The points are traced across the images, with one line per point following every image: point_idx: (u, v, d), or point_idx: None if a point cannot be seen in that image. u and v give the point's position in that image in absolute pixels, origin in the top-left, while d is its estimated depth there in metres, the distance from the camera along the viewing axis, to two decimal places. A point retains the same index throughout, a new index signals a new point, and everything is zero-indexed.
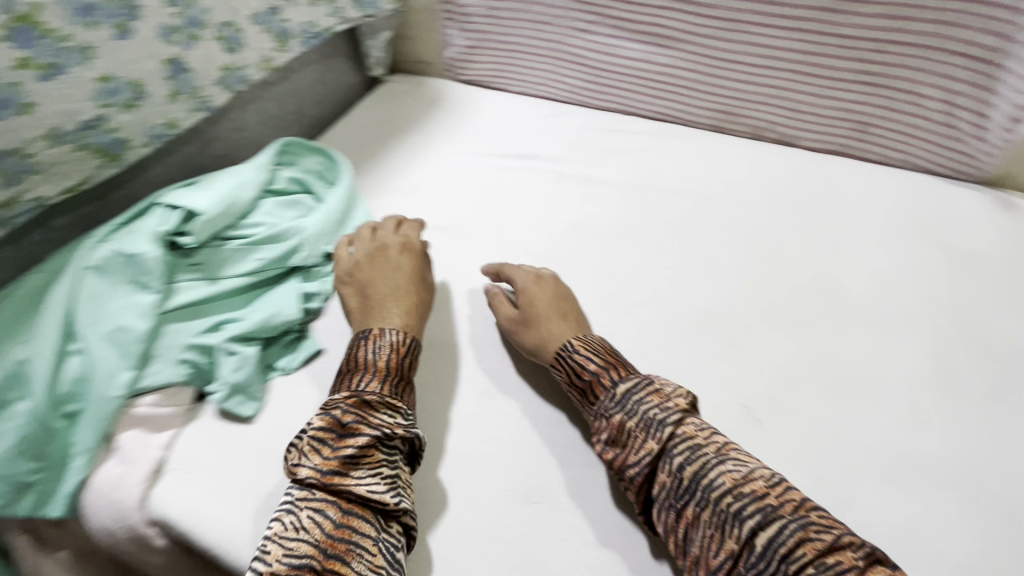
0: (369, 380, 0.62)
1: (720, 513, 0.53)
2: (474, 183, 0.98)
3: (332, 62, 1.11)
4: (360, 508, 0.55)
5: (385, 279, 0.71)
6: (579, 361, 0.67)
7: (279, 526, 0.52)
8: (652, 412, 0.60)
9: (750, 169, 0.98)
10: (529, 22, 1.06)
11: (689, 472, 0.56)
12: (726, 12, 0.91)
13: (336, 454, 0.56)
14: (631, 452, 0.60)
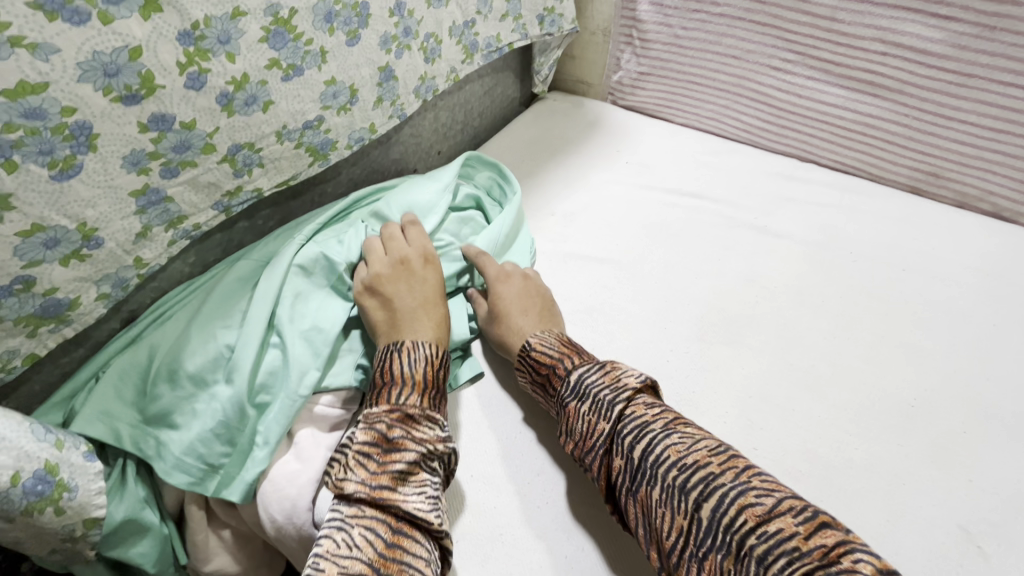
0: (407, 393, 0.60)
1: (667, 489, 0.51)
2: (639, 217, 0.93)
3: (501, 76, 1.12)
4: (409, 528, 0.52)
5: (416, 292, 0.69)
6: (538, 357, 0.66)
7: (330, 543, 0.49)
8: (603, 394, 0.59)
9: (957, 242, 0.86)
10: (716, 54, 1.00)
11: (638, 451, 0.54)
12: (962, 65, 0.81)
13: (383, 469, 0.54)
14: (585, 437, 0.59)
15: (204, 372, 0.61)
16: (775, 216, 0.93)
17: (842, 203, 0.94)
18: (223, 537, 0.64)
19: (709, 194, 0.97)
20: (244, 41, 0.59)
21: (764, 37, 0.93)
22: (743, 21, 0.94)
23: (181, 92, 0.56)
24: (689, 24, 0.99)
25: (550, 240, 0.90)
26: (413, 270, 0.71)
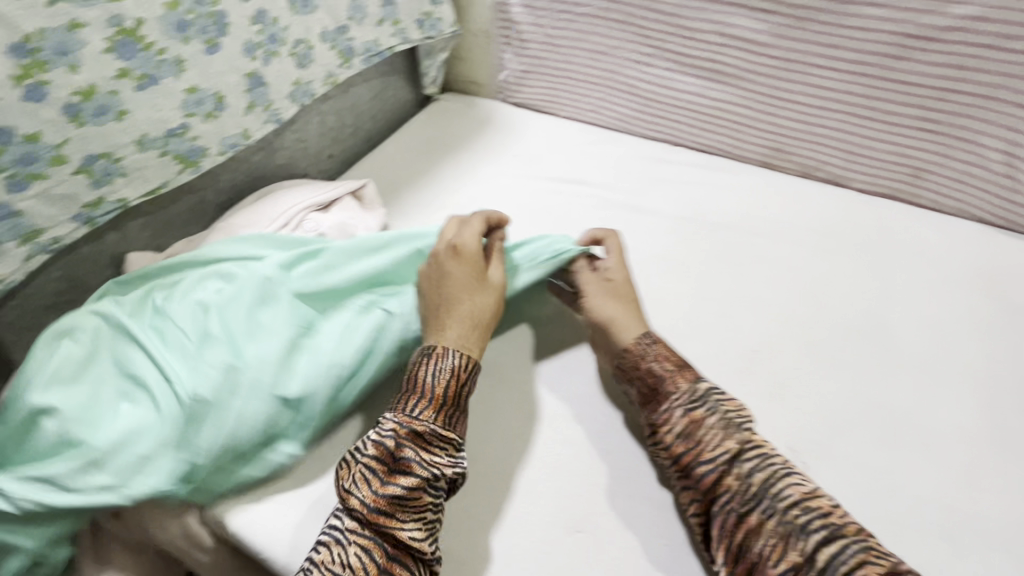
0: (425, 408, 0.61)
1: (785, 524, 0.54)
2: (525, 206, 1.00)
3: (389, 79, 1.15)
4: (404, 554, 0.55)
5: (456, 287, 0.70)
6: (659, 354, 0.68)
7: (327, 556, 0.54)
8: (732, 415, 0.62)
9: (799, 207, 0.98)
10: (585, 51, 1.08)
11: (758, 479, 0.57)
12: (783, 52, 0.91)
13: (384, 490, 0.56)
14: (706, 449, 0.60)
15: (151, 389, 0.61)
16: (647, 196, 1.02)
17: (705, 181, 1.04)
18: (115, 549, 0.66)
19: (589, 180, 1.05)
20: (86, 52, 0.60)
21: (623, 33, 1.02)
22: (603, 19, 1.02)
23: (18, 105, 0.57)
24: (558, 24, 1.07)
25: None
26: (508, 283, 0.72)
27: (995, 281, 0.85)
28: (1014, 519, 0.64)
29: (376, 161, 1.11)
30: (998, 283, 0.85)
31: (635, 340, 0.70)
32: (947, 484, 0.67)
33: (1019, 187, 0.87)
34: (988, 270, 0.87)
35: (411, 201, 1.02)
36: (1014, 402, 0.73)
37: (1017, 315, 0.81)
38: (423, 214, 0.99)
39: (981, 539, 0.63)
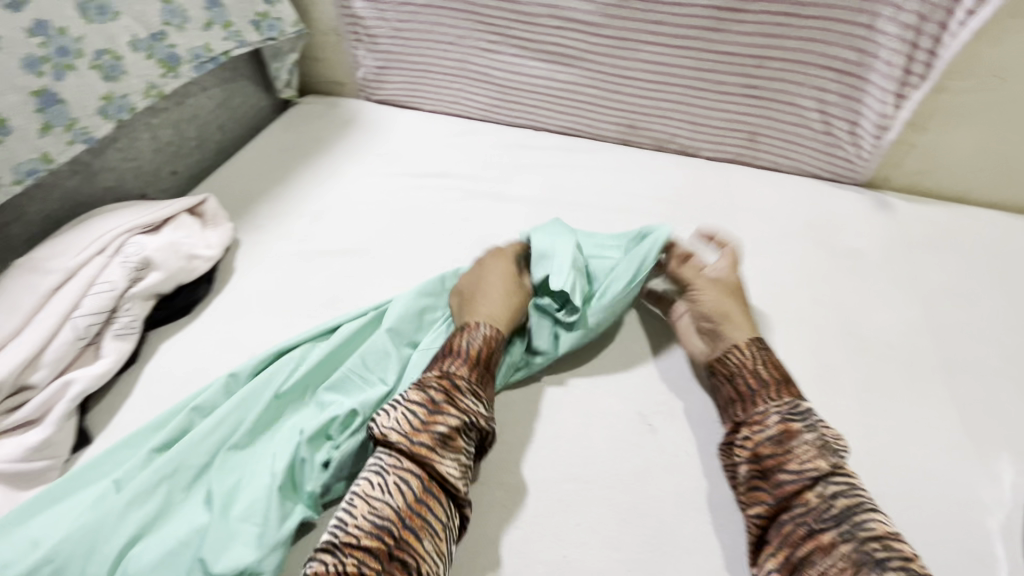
0: (458, 364, 0.65)
1: (862, 554, 0.51)
2: (386, 204, 0.97)
3: (236, 85, 1.09)
4: (438, 489, 0.57)
5: (496, 273, 0.75)
6: (768, 362, 0.66)
7: (367, 486, 0.56)
8: (831, 439, 0.59)
9: (653, 180, 1.02)
10: (435, 42, 1.07)
11: (843, 502, 0.54)
12: (617, 31, 0.94)
13: (424, 428, 0.59)
14: (796, 459, 0.57)
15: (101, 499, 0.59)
16: (510, 182, 1.02)
17: (566, 162, 1.06)
18: None
19: (453, 172, 1.04)
20: None
21: (467, 22, 1.01)
22: (445, 10, 1.01)
23: None
24: (403, 16, 1.05)
25: (296, 241, 0.91)
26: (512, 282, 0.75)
27: (824, 229, 0.92)
28: (839, 447, 0.65)
29: (227, 173, 1.04)
30: (826, 231, 0.92)
31: (748, 340, 0.69)
32: None
33: (837, 142, 0.95)
34: (817, 222, 0.93)
35: (265, 210, 0.96)
36: (843, 340, 0.76)
37: (842, 259, 0.87)
38: (273, 222, 0.94)
39: None
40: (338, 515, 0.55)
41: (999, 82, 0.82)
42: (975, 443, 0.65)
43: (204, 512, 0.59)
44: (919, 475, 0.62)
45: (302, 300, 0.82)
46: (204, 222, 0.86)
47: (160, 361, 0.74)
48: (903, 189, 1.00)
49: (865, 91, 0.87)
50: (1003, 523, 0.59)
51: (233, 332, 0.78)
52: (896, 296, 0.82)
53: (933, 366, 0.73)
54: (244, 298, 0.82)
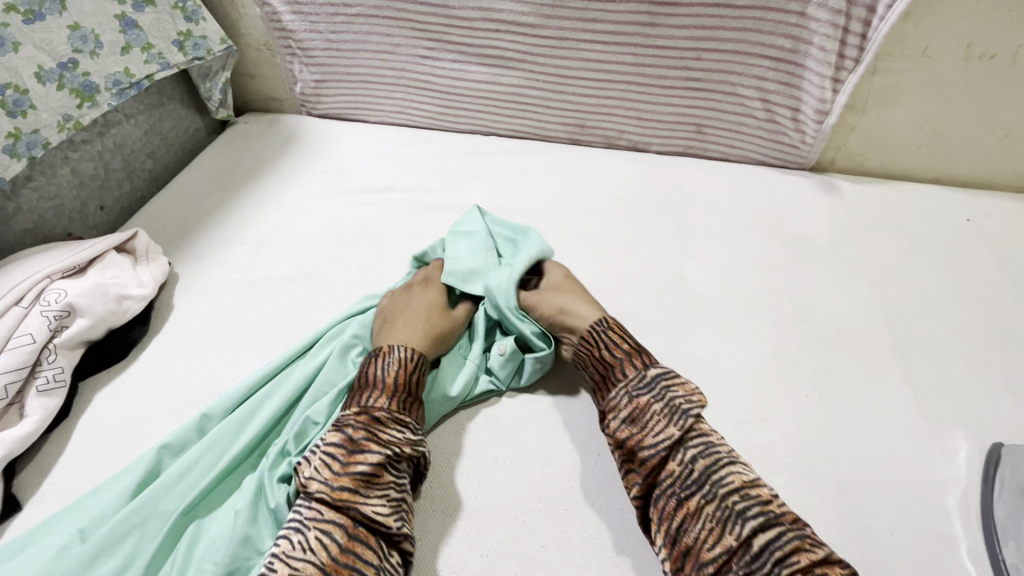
0: (377, 397, 0.60)
1: (723, 511, 0.51)
2: (331, 224, 0.94)
3: (165, 109, 1.03)
4: (366, 534, 0.52)
5: (422, 298, 0.73)
6: (613, 338, 0.65)
7: (286, 545, 0.51)
8: (679, 402, 0.58)
9: (604, 178, 1.01)
10: (371, 52, 1.03)
11: (701, 464, 0.54)
12: (554, 31, 0.92)
13: (345, 471, 0.54)
14: (649, 434, 0.57)
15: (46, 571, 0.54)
16: (458, 191, 1.00)
17: (516, 165, 1.04)
18: None
19: (400, 184, 1.01)
20: None
21: (402, 30, 0.98)
22: (378, 18, 0.98)
23: None
24: (335, 27, 1.01)
25: (238, 270, 0.87)
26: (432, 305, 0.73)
27: (775, 217, 0.92)
28: (798, 437, 0.65)
29: (162, 202, 0.98)
30: (777, 218, 0.92)
31: (589, 326, 0.68)
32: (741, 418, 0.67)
33: (781, 129, 0.95)
34: (767, 210, 0.94)
35: (204, 239, 0.92)
36: (796, 327, 0.76)
37: (792, 246, 0.87)
38: (212, 252, 0.90)
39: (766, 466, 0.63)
40: None
41: (929, 61, 0.83)
42: (926, 421, 0.66)
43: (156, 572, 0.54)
44: (877, 460, 0.63)
45: (246, 333, 0.78)
46: (136, 258, 0.82)
47: (94, 412, 0.70)
48: (848, 170, 1.01)
49: (803, 77, 0.87)
50: (960, 501, 0.60)
51: (171, 374, 0.73)
52: (845, 279, 0.83)
53: (885, 347, 0.74)
54: (183, 335, 0.78)
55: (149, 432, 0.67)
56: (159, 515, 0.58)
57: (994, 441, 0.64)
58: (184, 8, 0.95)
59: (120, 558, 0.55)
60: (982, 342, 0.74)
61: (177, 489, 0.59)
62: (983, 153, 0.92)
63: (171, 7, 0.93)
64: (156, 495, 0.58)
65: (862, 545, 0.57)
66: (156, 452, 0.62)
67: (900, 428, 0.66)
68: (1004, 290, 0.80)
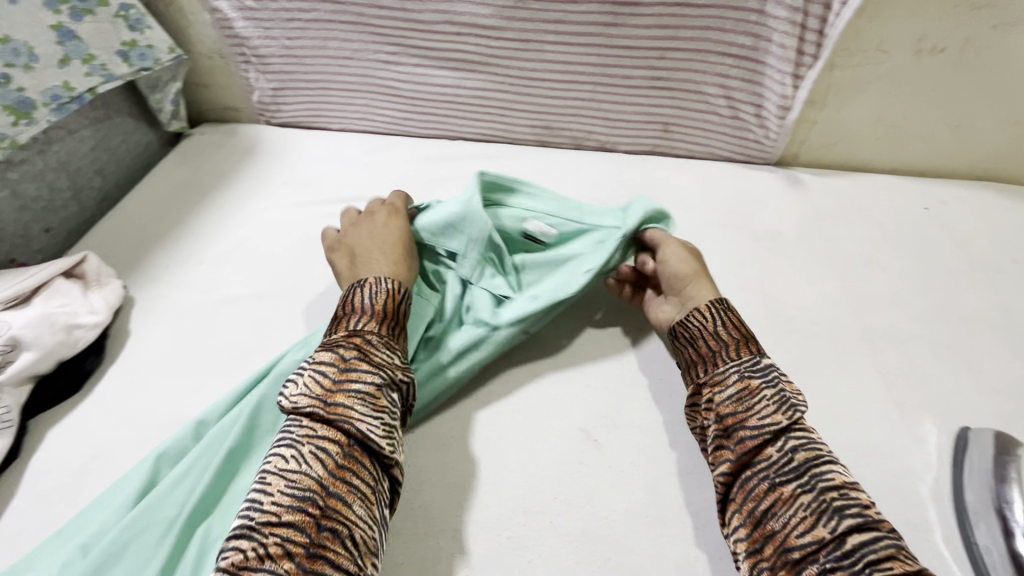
0: (365, 320, 0.61)
1: (820, 502, 0.49)
2: (296, 237, 0.91)
3: (112, 123, 0.97)
4: (361, 451, 0.52)
5: (368, 235, 0.73)
6: (731, 318, 0.64)
7: (279, 460, 0.50)
8: (790, 394, 0.56)
9: (574, 180, 1.00)
10: (330, 58, 1.00)
11: (804, 455, 0.52)
12: (518, 33, 0.91)
13: (337, 387, 0.54)
14: (754, 416, 0.55)
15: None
16: (428, 198, 0.97)
17: (485, 170, 1.02)
18: None
19: (367, 193, 0.98)
20: None
21: (361, 34, 0.96)
22: (335, 23, 0.95)
23: None
24: (291, 33, 0.98)
25: (198, 290, 0.83)
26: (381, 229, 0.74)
27: (743, 213, 0.93)
28: None
29: (113, 221, 0.93)
30: (745, 214, 0.93)
31: (710, 302, 0.65)
32: None
33: (745, 125, 0.96)
34: (736, 206, 0.94)
35: (162, 259, 0.87)
36: (769, 322, 0.77)
37: (761, 241, 0.88)
38: (171, 272, 0.85)
39: None
40: (250, 496, 0.48)
41: (883, 56, 0.85)
42: (897, 409, 0.68)
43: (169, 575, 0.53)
44: (853, 451, 0.64)
45: (210, 357, 0.74)
46: (87, 283, 0.78)
47: (46, 452, 0.65)
48: (811, 163, 1.03)
49: (765, 74, 0.88)
50: (932, 487, 0.61)
51: (130, 406, 0.69)
52: (813, 273, 0.84)
53: (855, 338, 0.75)
54: (142, 363, 0.74)
55: (107, 470, 0.63)
56: (158, 522, 0.55)
57: (961, 426, 0.66)
58: (126, 17, 0.90)
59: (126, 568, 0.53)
60: (944, 328, 0.76)
61: (175, 496, 0.57)
62: (937, 144, 0.95)
63: (113, 16, 0.88)
64: (155, 503, 0.56)
65: None
66: (154, 460, 0.60)
67: (872, 418, 0.67)
68: (963, 276, 0.83)
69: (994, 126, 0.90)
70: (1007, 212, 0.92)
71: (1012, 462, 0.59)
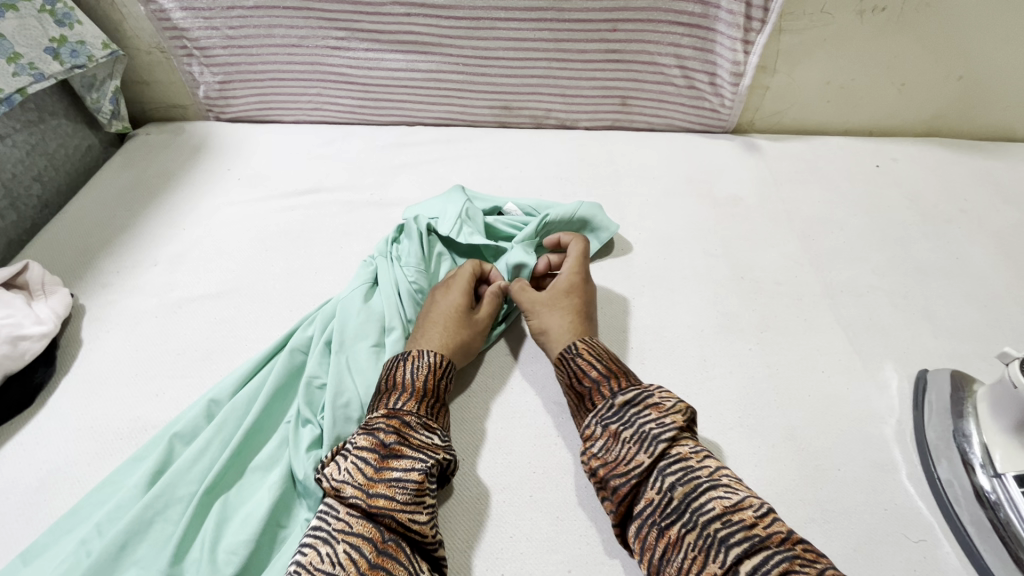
0: (405, 399, 0.58)
1: (705, 537, 0.47)
2: (255, 232, 0.88)
3: (47, 125, 0.92)
4: (396, 546, 0.48)
5: (446, 306, 0.68)
6: (584, 365, 0.62)
7: (315, 556, 0.47)
8: (649, 427, 0.54)
9: (537, 159, 0.99)
10: (277, 47, 0.97)
11: (680, 491, 0.50)
12: (468, 11, 0.89)
13: (379, 477, 0.51)
14: (620, 463, 0.53)
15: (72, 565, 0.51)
16: (388, 185, 0.95)
17: (446, 154, 1.01)
18: None
19: (326, 184, 0.96)
20: None
21: (307, 20, 0.93)
22: (279, 9, 0.91)
23: None
24: (233, 22, 0.94)
25: (154, 294, 0.79)
26: (455, 291, 0.70)
27: (704, 181, 0.94)
28: (748, 390, 0.67)
29: (56, 228, 0.88)
30: (706, 182, 0.94)
31: (583, 341, 0.65)
32: (693, 377, 0.68)
33: (701, 94, 0.97)
34: (697, 175, 0.95)
35: (110, 264, 0.83)
36: (735, 284, 0.79)
37: (724, 208, 0.90)
38: (123, 277, 0.82)
39: (722, 421, 0.64)
40: None
41: (829, 18, 0.86)
42: (860, 358, 0.70)
43: (194, 549, 0.53)
44: (822, 401, 0.65)
45: (170, 361, 0.71)
46: (31, 293, 0.74)
47: None
48: (767, 130, 1.05)
49: (716, 42, 0.89)
50: (896, 429, 0.63)
51: (88, 415, 0.66)
52: (775, 234, 0.86)
53: (817, 294, 0.77)
54: (98, 371, 0.70)
55: (65, 482, 0.60)
56: (179, 499, 0.55)
57: (920, 368, 0.68)
58: (52, 12, 0.85)
59: (147, 548, 0.53)
60: (901, 279, 0.79)
61: (192, 472, 0.57)
62: (885, 103, 0.98)
63: (38, 10, 0.83)
64: (171, 481, 0.56)
65: (816, 484, 0.59)
66: (168, 441, 0.60)
67: (838, 368, 0.69)
68: (915, 228, 0.86)
69: (936, 82, 0.93)
70: (954, 165, 0.96)
71: (967, 397, 0.61)
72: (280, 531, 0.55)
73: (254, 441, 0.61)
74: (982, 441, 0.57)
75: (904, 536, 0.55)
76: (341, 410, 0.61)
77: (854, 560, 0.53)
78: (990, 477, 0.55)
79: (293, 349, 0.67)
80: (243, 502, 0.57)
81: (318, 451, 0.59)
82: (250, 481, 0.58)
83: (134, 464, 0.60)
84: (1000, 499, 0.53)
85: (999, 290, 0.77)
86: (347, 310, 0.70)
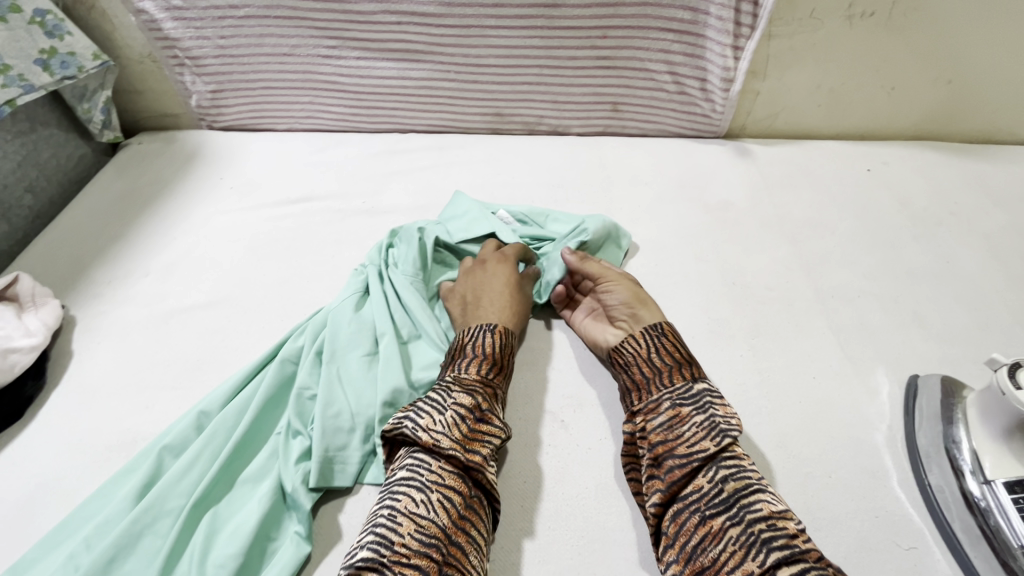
0: (490, 371, 0.62)
1: (749, 535, 0.46)
2: (246, 242, 0.88)
3: (39, 135, 0.92)
4: (478, 505, 0.52)
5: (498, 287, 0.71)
6: (666, 344, 0.63)
7: (409, 501, 0.49)
8: (719, 420, 0.54)
9: (529, 165, 0.99)
10: (268, 56, 0.97)
11: (733, 485, 0.50)
12: (459, 20, 0.89)
13: (474, 436, 0.55)
14: (683, 443, 0.53)
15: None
16: (380, 193, 0.95)
17: (438, 161, 1.01)
18: None
19: (317, 193, 0.95)
20: None
21: (298, 29, 0.93)
22: (270, 19, 0.92)
23: None
24: (224, 32, 0.94)
25: (145, 304, 0.79)
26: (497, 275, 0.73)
27: (695, 186, 0.95)
28: (739, 398, 0.66)
29: (47, 239, 0.88)
30: (698, 187, 0.94)
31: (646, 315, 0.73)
32: None
33: (691, 100, 0.97)
34: (688, 180, 0.96)
35: (99, 276, 0.83)
36: (726, 290, 0.79)
37: (715, 213, 0.90)
38: (115, 288, 0.82)
39: None
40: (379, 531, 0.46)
41: (817, 23, 0.87)
42: (851, 364, 0.70)
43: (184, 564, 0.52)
44: (811, 408, 0.65)
45: (161, 372, 0.71)
46: (21, 305, 0.74)
47: None
48: (757, 134, 1.05)
49: (706, 48, 0.89)
50: (887, 435, 0.63)
51: (78, 428, 0.66)
52: (765, 239, 0.86)
53: (808, 299, 0.77)
54: (87, 384, 0.70)
55: (52, 496, 0.60)
56: (167, 513, 0.55)
57: (911, 374, 0.68)
58: (42, 23, 0.85)
59: (135, 563, 0.52)
60: (892, 284, 0.79)
61: (181, 485, 0.57)
62: (875, 107, 0.98)
63: (27, 22, 0.83)
64: (161, 493, 0.56)
65: (805, 492, 0.58)
66: (157, 453, 0.60)
67: (829, 374, 0.69)
68: (907, 232, 0.86)
69: (925, 86, 0.94)
70: (944, 167, 0.96)
71: (957, 404, 0.62)
72: (270, 546, 0.55)
73: (243, 454, 0.61)
74: (972, 447, 0.57)
75: (895, 543, 0.55)
76: (331, 422, 0.61)
77: (846, 568, 0.53)
78: (980, 483, 0.55)
79: (283, 360, 0.67)
80: (232, 516, 0.56)
81: (306, 463, 0.59)
82: (240, 495, 0.58)
83: (124, 478, 0.59)
84: (990, 506, 0.53)
85: (991, 292, 0.77)
86: (338, 319, 0.70)
